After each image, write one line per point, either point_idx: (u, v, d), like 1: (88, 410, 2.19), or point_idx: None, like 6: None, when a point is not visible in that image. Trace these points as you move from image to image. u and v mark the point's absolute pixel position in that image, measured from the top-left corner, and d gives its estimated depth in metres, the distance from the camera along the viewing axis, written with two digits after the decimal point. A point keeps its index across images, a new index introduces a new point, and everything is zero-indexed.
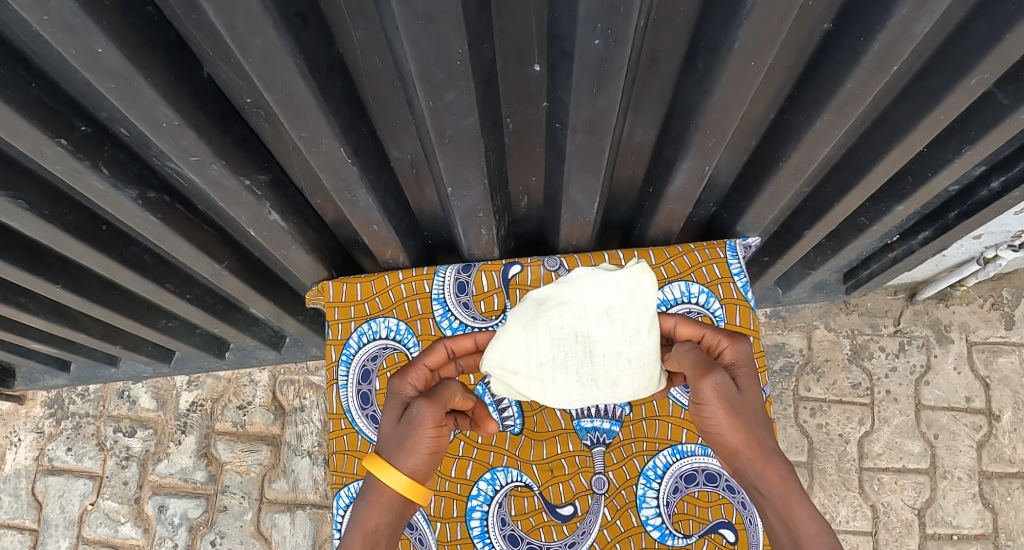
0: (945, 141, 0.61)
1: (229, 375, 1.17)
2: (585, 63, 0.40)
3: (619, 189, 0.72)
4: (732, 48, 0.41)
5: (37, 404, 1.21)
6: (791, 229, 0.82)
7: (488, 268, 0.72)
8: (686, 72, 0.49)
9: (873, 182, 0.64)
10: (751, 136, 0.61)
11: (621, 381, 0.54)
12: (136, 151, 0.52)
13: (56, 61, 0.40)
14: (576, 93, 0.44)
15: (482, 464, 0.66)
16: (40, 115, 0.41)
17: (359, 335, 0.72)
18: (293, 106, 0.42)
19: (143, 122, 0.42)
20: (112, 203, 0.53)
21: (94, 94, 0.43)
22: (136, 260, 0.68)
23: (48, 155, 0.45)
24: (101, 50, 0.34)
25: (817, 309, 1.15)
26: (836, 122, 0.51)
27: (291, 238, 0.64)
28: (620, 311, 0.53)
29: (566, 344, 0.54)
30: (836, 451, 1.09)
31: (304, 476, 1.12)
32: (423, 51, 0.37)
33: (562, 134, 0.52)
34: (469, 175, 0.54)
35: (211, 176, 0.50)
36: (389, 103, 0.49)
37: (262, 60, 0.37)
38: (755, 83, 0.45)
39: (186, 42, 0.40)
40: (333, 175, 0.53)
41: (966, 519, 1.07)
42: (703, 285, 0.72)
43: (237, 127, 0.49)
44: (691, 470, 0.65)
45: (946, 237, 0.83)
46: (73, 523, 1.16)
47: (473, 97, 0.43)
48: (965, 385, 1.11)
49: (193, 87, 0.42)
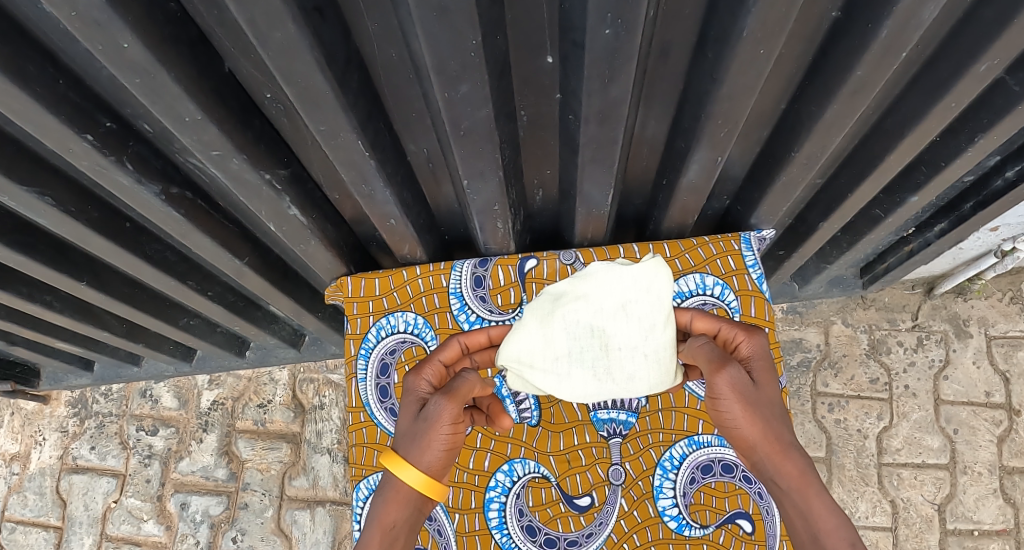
0: (958, 130, 0.61)
1: (249, 375, 1.19)
2: (597, 51, 0.41)
3: (633, 181, 0.72)
4: (741, 35, 0.41)
5: (61, 403, 1.23)
6: (805, 222, 0.82)
7: (504, 262, 0.72)
8: (696, 62, 0.50)
9: (887, 172, 0.64)
10: (763, 126, 0.61)
11: (637, 375, 0.54)
12: (159, 147, 0.53)
13: (82, 58, 0.42)
14: (588, 83, 0.45)
15: (499, 455, 0.67)
16: (66, 111, 0.43)
17: (377, 330, 0.73)
18: (313, 100, 0.43)
19: (166, 116, 0.44)
20: (136, 199, 0.55)
21: (118, 90, 0.45)
22: (159, 257, 0.70)
23: (75, 151, 0.47)
24: (126, 45, 0.36)
25: (835, 305, 1.14)
26: (846, 111, 0.52)
27: (310, 233, 0.65)
28: (633, 307, 0.53)
29: (581, 338, 0.54)
30: (855, 446, 1.09)
31: (324, 473, 1.13)
32: (437, 43, 0.38)
33: (575, 125, 0.52)
34: (484, 168, 0.55)
35: (233, 171, 0.52)
36: (406, 97, 0.51)
37: (282, 53, 0.38)
38: (764, 72, 0.46)
39: (208, 37, 0.42)
40: (350, 168, 0.54)
41: (987, 515, 1.05)
42: (718, 277, 0.72)
43: (257, 122, 0.50)
44: (708, 460, 0.65)
45: (963, 229, 0.82)
46: (97, 520, 1.18)
47: (486, 88, 0.44)
48: (985, 379, 1.10)
49: (214, 81, 0.44)
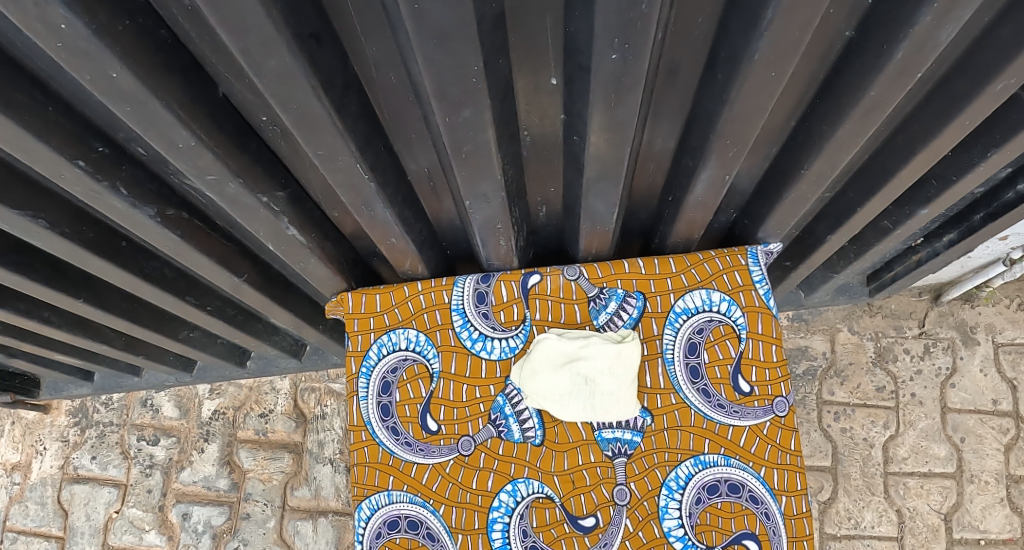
0: (970, 144, 0.59)
1: (250, 384, 1.19)
2: (603, 75, 0.39)
3: (638, 195, 0.71)
4: (753, 59, 0.40)
5: (61, 413, 1.23)
6: (813, 234, 0.81)
7: (508, 278, 0.71)
8: (704, 81, 0.49)
9: (897, 187, 0.62)
10: (771, 142, 0.60)
11: (616, 413, 0.66)
12: (154, 170, 0.52)
13: (72, 85, 0.41)
14: (593, 106, 0.43)
15: (503, 475, 0.66)
16: (57, 138, 0.42)
17: (379, 347, 0.72)
18: (311, 125, 0.42)
19: (160, 143, 0.43)
20: (131, 221, 0.54)
21: (110, 116, 0.44)
22: (156, 274, 0.69)
23: (67, 177, 0.46)
24: (115, 74, 0.35)
25: (841, 312, 1.13)
26: (858, 129, 0.50)
27: (310, 252, 0.64)
28: (625, 362, 0.65)
29: (579, 383, 0.65)
30: (861, 455, 1.08)
31: (326, 483, 1.13)
32: (438, 69, 0.37)
33: (580, 146, 0.51)
34: (487, 188, 0.54)
35: (230, 195, 0.51)
36: (406, 118, 0.50)
37: (279, 80, 0.37)
38: (774, 93, 0.45)
39: (201, 62, 0.41)
40: (350, 190, 0.53)
41: (994, 524, 1.04)
42: (724, 292, 0.69)
43: (254, 145, 0.49)
44: (714, 481, 0.64)
45: (972, 240, 0.81)
46: (98, 531, 1.17)
47: (489, 112, 0.43)
48: (992, 387, 1.09)
49: (209, 107, 0.43)
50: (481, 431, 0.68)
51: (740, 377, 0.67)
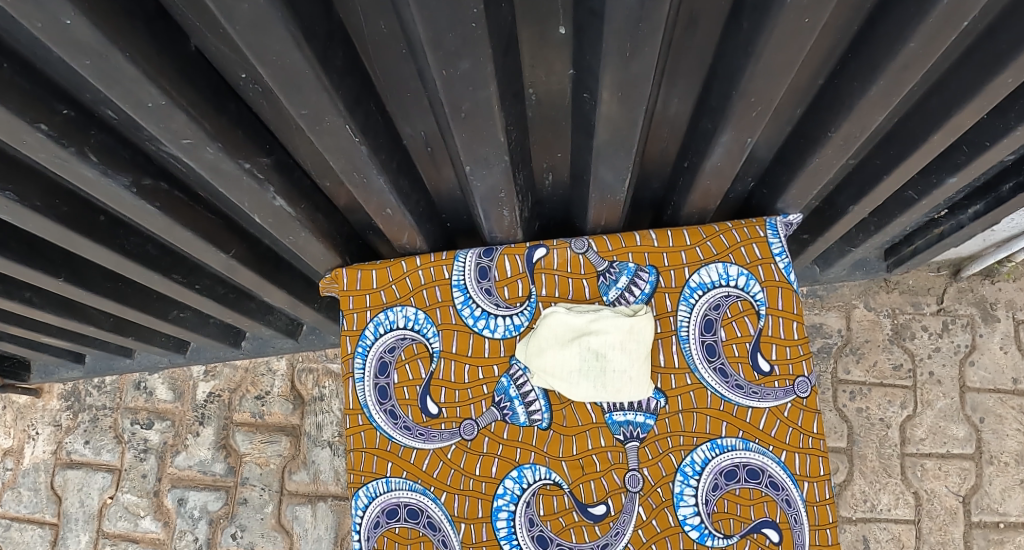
0: (1009, 107, 0.54)
1: (246, 365, 1.16)
2: (618, 22, 0.34)
3: (651, 163, 0.66)
4: (785, 3, 0.35)
5: (53, 396, 1.20)
6: (834, 205, 0.76)
7: (511, 251, 0.67)
8: (729, 32, 0.44)
9: (930, 153, 0.58)
10: (796, 104, 0.55)
11: (628, 392, 0.61)
12: (126, 136, 0.48)
13: (27, 39, 0.36)
14: (607, 59, 0.39)
15: (508, 461, 0.63)
16: (13, 98, 0.37)
17: (376, 326, 0.68)
18: (289, 81, 0.38)
19: (126, 103, 0.38)
20: (105, 192, 0.49)
21: (73, 74, 0.39)
22: (139, 251, 0.65)
23: (29, 142, 0.41)
24: (68, 21, 0.30)
25: (857, 288, 1.09)
26: (894, 87, 0.45)
27: (300, 224, 0.60)
28: (637, 337, 0.61)
29: (589, 358, 0.61)
30: (877, 436, 1.05)
31: (325, 467, 1.10)
32: (432, 14, 0.32)
33: (591, 105, 0.47)
34: (489, 153, 0.49)
35: (209, 161, 0.46)
36: (398, 75, 0.45)
37: (248, 27, 0.32)
38: (808, 44, 0.40)
39: (167, 10, 0.36)
40: (340, 157, 0.48)
41: (1013, 506, 1.01)
42: (742, 266, 0.65)
43: (232, 106, 0.45)
44: (732, 466, 0.60)
45: (999, 212, 0.76)
46: (93, 517, 1.15)
47: (491, 65, 0.38)
48: (1012, 365, 1.05)
49: (178, 61, 0.38)
50: (484, 415, 0.64)
51: (759, 356, 0.63)
